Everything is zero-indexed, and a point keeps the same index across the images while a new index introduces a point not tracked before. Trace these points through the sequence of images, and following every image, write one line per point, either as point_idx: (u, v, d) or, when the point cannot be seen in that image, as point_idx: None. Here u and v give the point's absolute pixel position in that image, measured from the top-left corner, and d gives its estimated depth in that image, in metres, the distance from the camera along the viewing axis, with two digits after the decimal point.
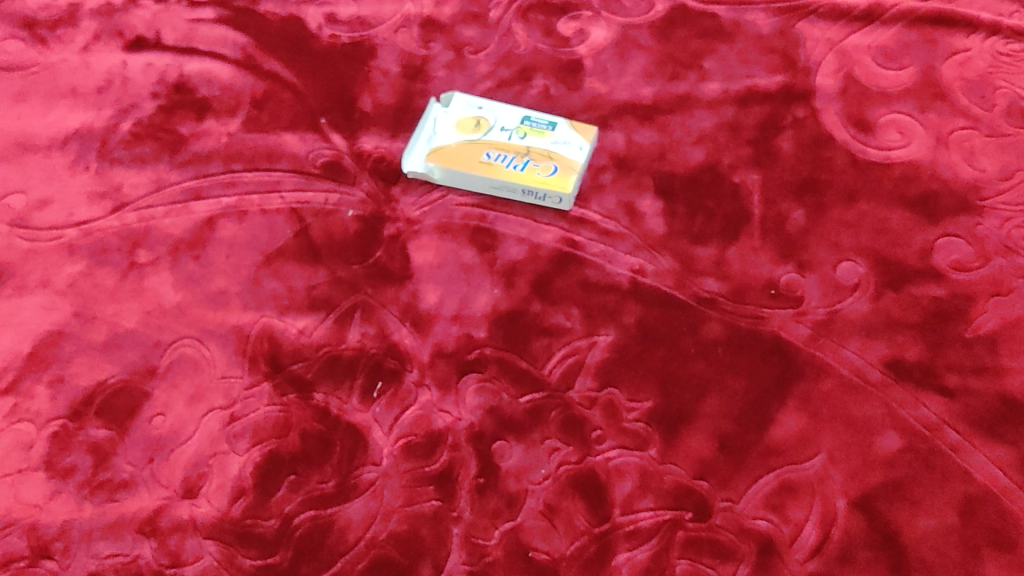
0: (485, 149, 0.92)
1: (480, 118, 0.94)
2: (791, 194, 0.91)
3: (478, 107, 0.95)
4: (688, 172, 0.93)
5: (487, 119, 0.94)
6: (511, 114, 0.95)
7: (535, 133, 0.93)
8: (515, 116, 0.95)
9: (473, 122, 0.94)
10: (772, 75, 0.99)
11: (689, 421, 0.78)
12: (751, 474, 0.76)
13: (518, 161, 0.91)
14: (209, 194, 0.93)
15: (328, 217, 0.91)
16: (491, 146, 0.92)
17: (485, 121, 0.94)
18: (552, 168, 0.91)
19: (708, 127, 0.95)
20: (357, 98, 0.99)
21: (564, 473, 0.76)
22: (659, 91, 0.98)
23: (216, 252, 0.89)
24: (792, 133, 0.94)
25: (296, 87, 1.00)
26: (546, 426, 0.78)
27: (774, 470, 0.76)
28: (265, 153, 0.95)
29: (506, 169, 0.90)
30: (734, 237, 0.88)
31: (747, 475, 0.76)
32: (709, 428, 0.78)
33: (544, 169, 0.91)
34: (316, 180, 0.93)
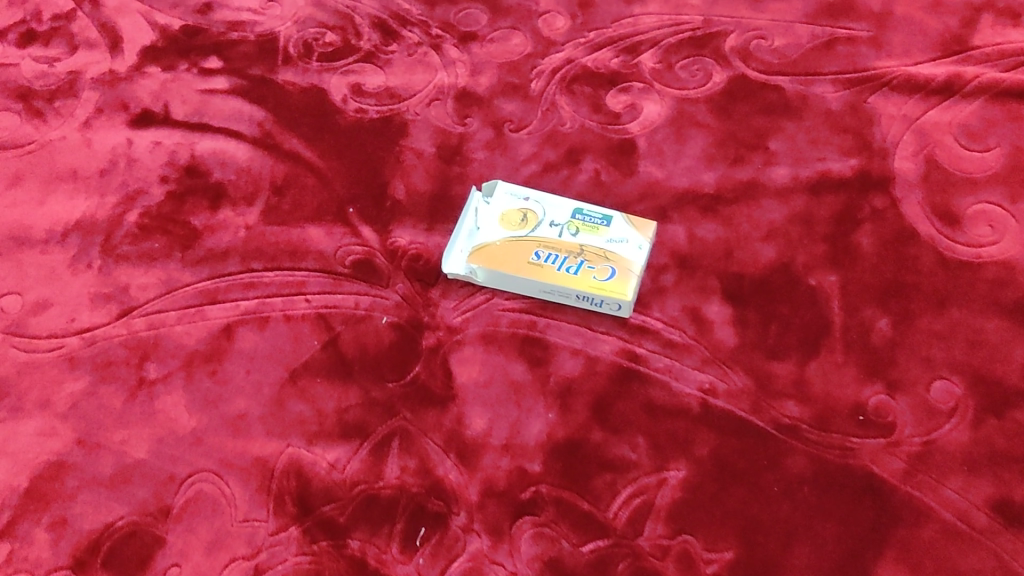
0: (534, 248, 0.83)
1: (527, 212, 0.85)
2: (874, 300, 0.82)
3: (524, 199, 0.86)
4: (759, 273, 0.83)
5: (535, 213, 0.85)
6: (561, 206, 0.86)
7: (588, 228, 0.84)
8: (565, 209, 0.85)
9: (520, 216, 0.85)
10: (845, 159, 0.90)
11: None
12: None
13: (571, 263, 0.82)
14: (226, 297, 0.84)
15: (359, 325, 0.82)
16: (541, 245, 0.83)
17: (532, 215, 0.85)
18: (609, 270, 0.81)
19: (778, 219, 0.86)
20: (388, 183, 0.90)
21: None
22: (722, 177, 0.89)
23: (234, 367, 0.80)
24: (871, 227, 0.85)
25: (321, 170, 0.91)
26: None
27: None
28: (288, 248, 0.86)
29: (557, 272, 0.81)
30: (814, 351, 0.79)
31: None
32: None
33: (600, 272, 0.81)
34: (345, 281, 0.84)
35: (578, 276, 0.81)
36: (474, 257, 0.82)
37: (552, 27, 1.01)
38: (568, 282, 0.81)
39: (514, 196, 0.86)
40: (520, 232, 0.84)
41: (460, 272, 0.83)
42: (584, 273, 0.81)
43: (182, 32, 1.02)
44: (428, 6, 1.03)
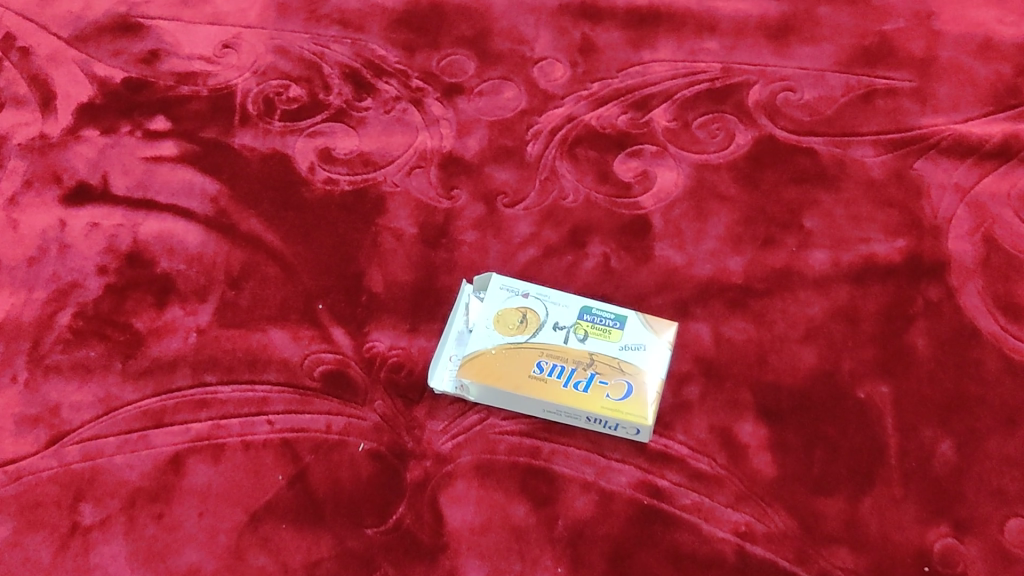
0: (534, 357, 0.71)
1: (526, 312, 0.73)
2: (933, 418, 0.70)
3: (522, 294, 0.74)
4: (798, 383, 0.72)
5: (535, 313, 0.73)
6: (566, 304, 0.73)
7: (598, 333, 0.72)
8: (571, 307, 0.73)
9: (517, 316, 0.73)
10: (892, 240, 0.78)
11: None
12: None
13: (579, 377, 0.70)
14: (173, 419, 0.71)
15: (331, 454, 0.69)
16: (543, 354, 0.71)
17: (533, 317, 0.72)
18: (624, 386, 0.70)
19: (818, 315, 0.74)
20: (364, 273, 0.77)
21: None
22: (751, 263, 0.77)
23: (184, 509, 0.68)
24: (926, 326, 0.74)
25: (285, 258, 0.78)
26: None
27: None
28: (246, 357, 0.73)
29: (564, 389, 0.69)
30: (867, 483, 0.68)
31: None
32: None
33: (613, 388, 0.70)
34: (313, 398, 0.72)
35: (588, 394, 0.69)
36: (464, 370, 0.70)
37: (549, 76, 0.88)
38: (576, 401, 0.69)
39: (510, 291, 0.74)
40: (518, 337, 0.71)
41: (449, 387, 0.71)
42: (595, 390, 0.70)
43: (124, 86, 0.88)
44: (407, 52, 0.90)
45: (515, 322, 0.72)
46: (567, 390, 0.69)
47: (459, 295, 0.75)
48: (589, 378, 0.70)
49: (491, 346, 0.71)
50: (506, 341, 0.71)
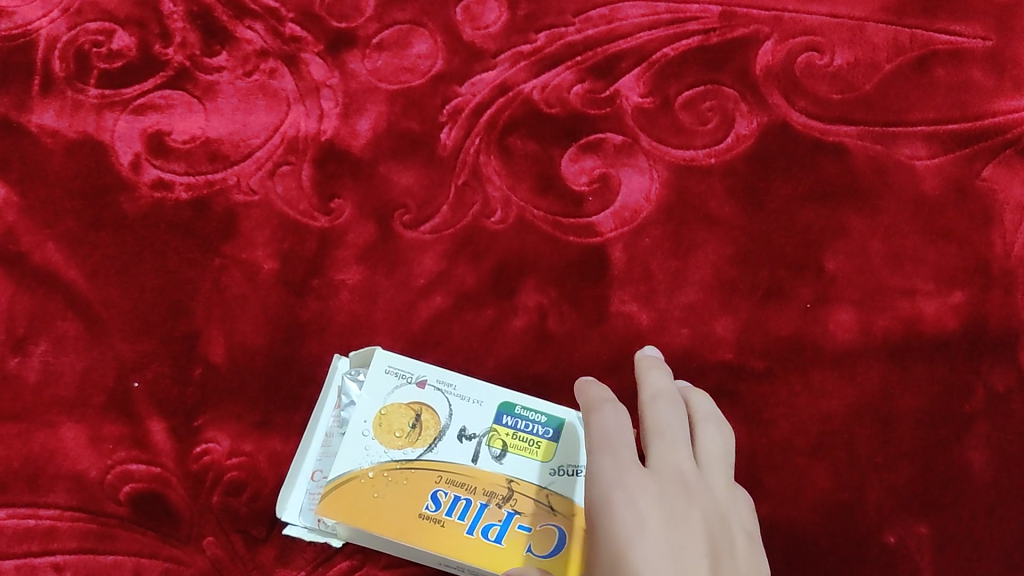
0: (428, 483, 0.47)
1: (421, 409, 0.48)
2: None
3: (418, 380, 0.49)
4: (802, 521, 0.51)
5: (434, 410, 0.48)
6: (479, 395, 0.49)
7: (525, 446, 0.48)
8: (487, 402, 0.49)
9: (407, 415, 0.48)
10: (945, 293, 0.55)
11: None
12: None
13: (490, 520, 0.46)
14: None
15: None
16: (440, 479, 0.47)
17: (431, 419, 0.48)
18: (556, 537, 0.46)
19: (835, 412, 0.53)
20: (201, 334, 0.55)
21: None
22: (747, 328, 0.54)
23: None
24: (986, 432, 0.52)
25: (93, 308, 0.56)
26: None
27: None
28: (26, 468, 0.52)
29: (469, 543, 0.45)
30: None
31: None
32: None
33: (538, 539, 0.46)
34: (118, 531, 0.51)
35: (501, 549, 0.45)
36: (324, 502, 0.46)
37: (477, 21, 0.63)
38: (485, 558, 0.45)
39: (400, 373, 0.49)
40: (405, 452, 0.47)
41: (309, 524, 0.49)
42: (511, 541, 0.46)
43: None
44: None
45: (403, 427, 0.48)
46: (470, 541, 0.46)
47: (331, 373, 0.52)
48: (505, 520, 0.46)
49: (365, 467, 0.47)
50: (388, 457, 0.47)
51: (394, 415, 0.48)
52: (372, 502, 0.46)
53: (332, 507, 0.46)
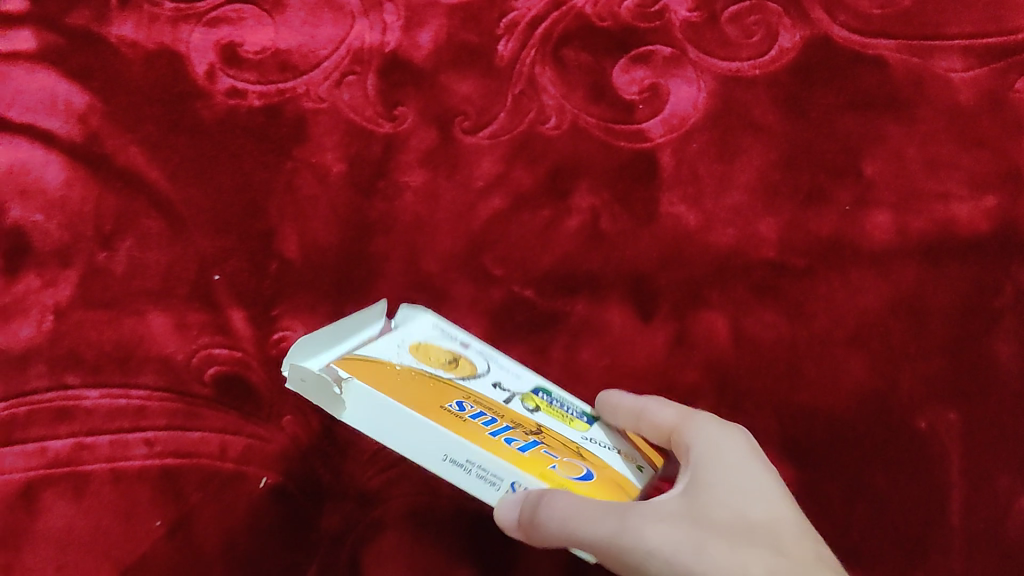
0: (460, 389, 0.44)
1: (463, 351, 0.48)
2: (1015, 461, 0.53)
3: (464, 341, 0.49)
4: (840, 408, 0.54)
5: (471, 364, 0.47)
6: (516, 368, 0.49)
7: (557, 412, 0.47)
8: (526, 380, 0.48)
9: (446, 355, 0.47)
10: (977, 198, 0.58)
11: None
12: None
13: (513, 435, 0.42)
14: (24, 436, 0.55)
15: (224, 491, 0.54)
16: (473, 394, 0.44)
17: (467, 363, 0.47)
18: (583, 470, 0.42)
19: (872, 306, 0.56)
20: (274, 232, 0.59)
21: None
22: (788, 228, 0.57)
23: (39, 562, 0.53)
24: (1015, 326, 0.55)
25: (174, 207, 0.59)
26: None
27: None
28: (117, 352, 0.56)
29: (492, 442, 0.40)
30: (920, 554, 0.52)
31: None
32: None
33: (563, 465, 0.42)
34: (204, 410, 0.55)
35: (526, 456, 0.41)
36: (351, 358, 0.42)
37: None
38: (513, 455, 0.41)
39: (445, 328, 0.49)
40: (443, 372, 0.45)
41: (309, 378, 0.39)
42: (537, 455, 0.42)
43: None
44: None
45: (442, 358, 0.46)
46: (496, 446, 0.41)
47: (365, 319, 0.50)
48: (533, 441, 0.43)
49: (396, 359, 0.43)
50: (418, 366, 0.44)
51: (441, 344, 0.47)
52: (398, 379, 0.42)
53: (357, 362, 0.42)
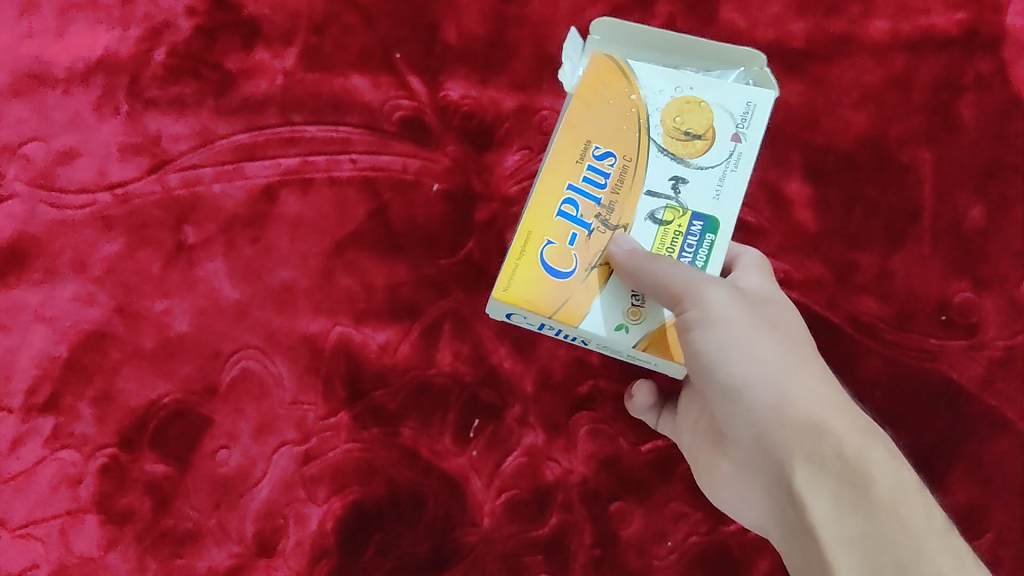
0: (621, 146, 0.60)
1: (697, 138, 0.59)
2: (970, 186, 0.76)
3: (731, 149, 0.59)
4: (847, 146, 0.77)
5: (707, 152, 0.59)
6: (700, 219, 0.58)
7: (673, 235, 0.58)
8: (715, 200, 0.58)
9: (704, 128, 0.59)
10: (951, 12, 0.79)
11: None
12: None
13: (572, 201, 0.59)
14: (264, 153, 0.76)
15: (409, 191, 0.75)
16: (609, 201, 0.59)
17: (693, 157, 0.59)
18: (569, 262, 0.58)
19: (872, 82, 0.78)
20: (437, 25, 0.79)
21: (692, 546, 0.71)
22: (815, 29, 0.78)
23: (277, 234, 0.75)
24: (974, 96, 0.77)
25: (363, 6, 0.79)
26: (672, 486, 0.72)
27: None
28: (331, 100, 0.77)
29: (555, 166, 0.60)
30: (899, 241, 0.76)
31: None
32: None
33: (557, 248, 0.58)
34: (393, 140, 0.76)
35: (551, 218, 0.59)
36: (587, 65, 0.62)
37: None
38: (551, 180, 0.60)
39: (731, 159, 0.59)
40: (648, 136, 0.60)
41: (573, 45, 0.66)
42: (557, 202, 0.59)
43: None
44: None
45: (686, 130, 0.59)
46: (558, 178, 0.60)
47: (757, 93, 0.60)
48: (582, 221, 0.59)
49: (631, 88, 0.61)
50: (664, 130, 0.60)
51: (657, 125, 0.60)
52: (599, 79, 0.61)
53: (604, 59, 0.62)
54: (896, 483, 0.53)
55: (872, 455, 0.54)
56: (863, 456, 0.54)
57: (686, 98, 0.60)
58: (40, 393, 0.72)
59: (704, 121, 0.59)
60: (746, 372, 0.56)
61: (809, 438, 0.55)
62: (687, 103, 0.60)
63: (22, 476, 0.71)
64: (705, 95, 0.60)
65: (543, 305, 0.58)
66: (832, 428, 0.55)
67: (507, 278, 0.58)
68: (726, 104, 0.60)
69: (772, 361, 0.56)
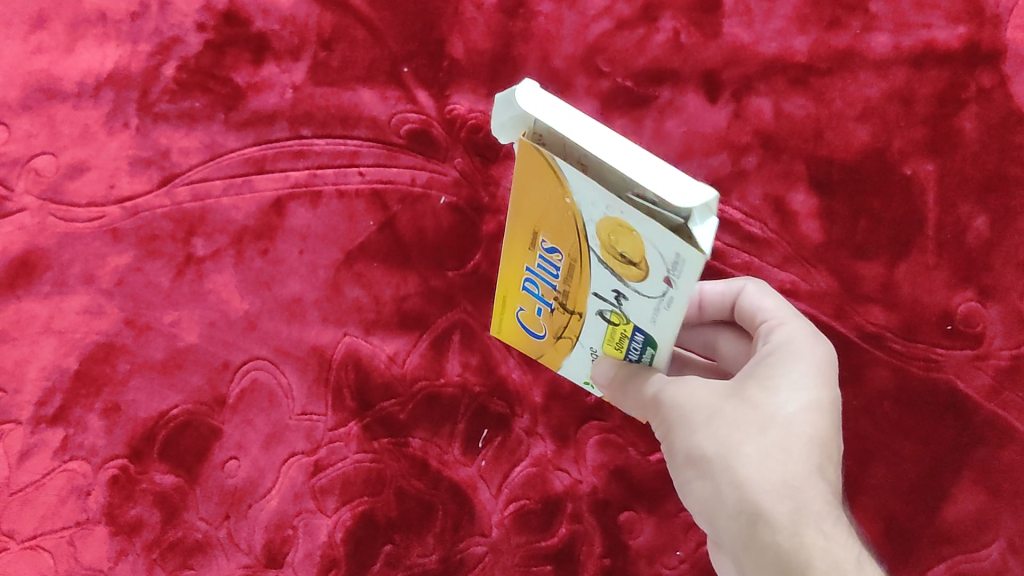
0: (566, 246, 0.50)
1: (633, 265, 0.47)
2: (974, 197, 0.77)
3: (664, 292, 0.46)
4: (851, 158, 0.77)
5: (636, 279, 0.47)
6: (641, 334, 0.52)
7: (617, 335, 0.54)
8: (653, 330, 0.51)
9: (636, 254, 0.46)
10: (953, 26, 0.79)
11: (853, 497, 0.73)
12: (919, 566, 0.72)
13: (532, 282, 0.57)
14: (274, 167, 0.76)
15: (416, 204, 0.76)
16: (561, 290, 0.54)
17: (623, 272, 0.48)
18: (540, 327, 0.61)
19: (874, 95, 0.78)
20: (446, 40, 0.79)
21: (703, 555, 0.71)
22: (817, 43, 0.79)
23: (287, 246, 0.75)
24: (976, 110, 0.78)
25: (370, 22, 0.80)
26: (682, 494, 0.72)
27: (945, 561, 0.72)
28: (339, 114, 0.77)
29: (510, 252, 0.55)
30: (904, 251, 0.76)
31: (914, 568, 0.72)
32: (873, 507, 0.73)
33: (528, 314, 0.60)
34: (400, 153, 0.77)
35: (515, 288, 0.59)
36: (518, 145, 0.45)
37: None
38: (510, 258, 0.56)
39: (665, 298, 0.47)
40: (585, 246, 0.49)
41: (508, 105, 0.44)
42: (521, 278, 0.57)
43: None
44: None
45: (619, 255, 0.47)
46: (514, 259, 0.56)
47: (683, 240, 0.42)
48: (544, 300, 0.57)
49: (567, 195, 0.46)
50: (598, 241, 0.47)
51: (593, 237, 0.47)
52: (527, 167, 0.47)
53: (533, 153, 0.45)
54: (835, 572, 0.47)
55: (808, 552, 0.47)
56: (805, 549, 0.48)
57: (616, 221, 0.45)
58: (50, 404, 0.72)
59: (637, 252, 0.45)
60: (684, 454, 0.52)
61: (747, 541, 0.49)
62: (619, 226, 0.45)
63: (30, 487, 0.71)
64: (636, 227, 0.43)
65: (529, 349, 0.65)
66: (769, 524, 0.48)
67: (499, 325, 0.64)
68: (656, 246, 0.43)
69: (710, 449, 0.50)
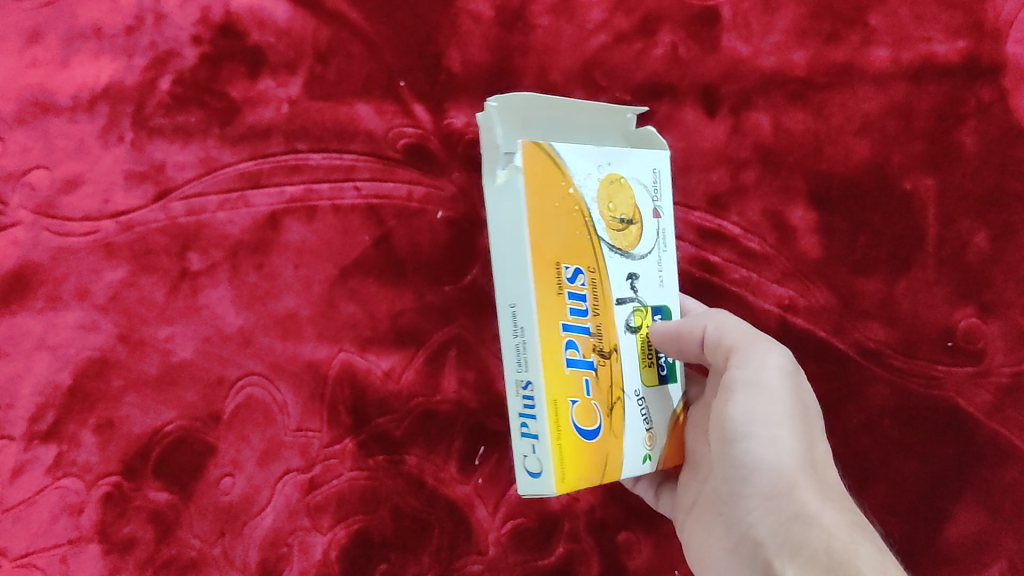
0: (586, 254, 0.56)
1: (630, 224, 0.60)
2: (973, 212, 0.76)
3: (655, 228, 0.62)
4: (851, 173, 0.77)
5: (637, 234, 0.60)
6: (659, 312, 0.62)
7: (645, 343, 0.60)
8: (660, 294, 0.62)
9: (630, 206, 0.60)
10: (953, 40, 0.78)
11: None
12: None
13: (573, 348, 0.55)
14: (269, 181, 0.76)
15: (413, 218, 0.75)
16: (596, 325, 0.57)
17: (628, 235, 0.59)
18: (595, 419, 0.55)
19: (873, 110, 0.78)
20: (442, 54, 0.78)
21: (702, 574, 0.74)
22: (815, 58, 0.78)
23: (282, 261, 0.74)
24: (976, 124, 0.77)
25: (367, 35, 0.78)
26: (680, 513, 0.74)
27: None
28: (335, 127, 0.77)
29: (546, 326, 0.54)
30: (904, 267, 0.76)
31: None
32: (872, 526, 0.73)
33: (582, 408, 0.55)
34: (396, 167, 0.76)
35: (568, 373, 0.55)
36: (522, 156, 0.53)
37: None
38: (548, 320, 0.54)
39: (659, 239, 0.62)
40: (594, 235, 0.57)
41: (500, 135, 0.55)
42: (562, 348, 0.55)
43: None
44: None
45: (622, 217, 0.59)
46: (557, 332, 0.54)
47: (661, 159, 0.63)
48: (587, 362, 0.56)
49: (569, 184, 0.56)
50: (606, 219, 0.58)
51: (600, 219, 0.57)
52: (541, 188, 0.54)
53: (539, 152, 0.54)
54: None
55: (859, 546, 0.49)
56: (852, 550, 0.49)
57: (610, 177, 0.59)
58: (43, 420, 0.71)
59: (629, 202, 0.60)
60: (759, 464, 0.55)
61: (804, 544, 0.51)
62: (614, 182, 0.59)
63: (23, 504, 0.71)
64: (622, 171, 0.60)
65: (592, 473, 0.55)
66: (819, 522, 0.51)
67: (564, 462, 0.53)
68: (640, 177, 0.61)
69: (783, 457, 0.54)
